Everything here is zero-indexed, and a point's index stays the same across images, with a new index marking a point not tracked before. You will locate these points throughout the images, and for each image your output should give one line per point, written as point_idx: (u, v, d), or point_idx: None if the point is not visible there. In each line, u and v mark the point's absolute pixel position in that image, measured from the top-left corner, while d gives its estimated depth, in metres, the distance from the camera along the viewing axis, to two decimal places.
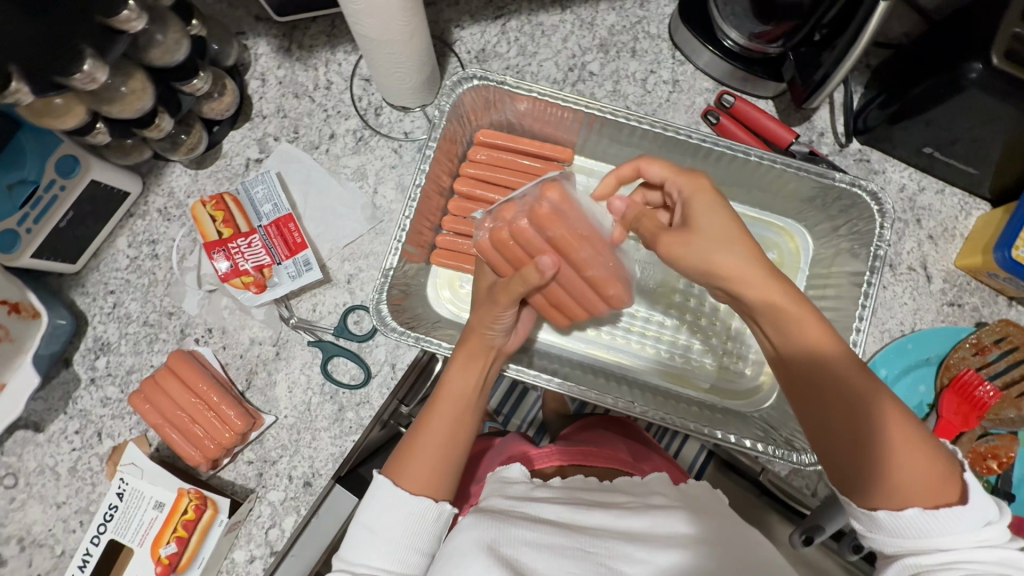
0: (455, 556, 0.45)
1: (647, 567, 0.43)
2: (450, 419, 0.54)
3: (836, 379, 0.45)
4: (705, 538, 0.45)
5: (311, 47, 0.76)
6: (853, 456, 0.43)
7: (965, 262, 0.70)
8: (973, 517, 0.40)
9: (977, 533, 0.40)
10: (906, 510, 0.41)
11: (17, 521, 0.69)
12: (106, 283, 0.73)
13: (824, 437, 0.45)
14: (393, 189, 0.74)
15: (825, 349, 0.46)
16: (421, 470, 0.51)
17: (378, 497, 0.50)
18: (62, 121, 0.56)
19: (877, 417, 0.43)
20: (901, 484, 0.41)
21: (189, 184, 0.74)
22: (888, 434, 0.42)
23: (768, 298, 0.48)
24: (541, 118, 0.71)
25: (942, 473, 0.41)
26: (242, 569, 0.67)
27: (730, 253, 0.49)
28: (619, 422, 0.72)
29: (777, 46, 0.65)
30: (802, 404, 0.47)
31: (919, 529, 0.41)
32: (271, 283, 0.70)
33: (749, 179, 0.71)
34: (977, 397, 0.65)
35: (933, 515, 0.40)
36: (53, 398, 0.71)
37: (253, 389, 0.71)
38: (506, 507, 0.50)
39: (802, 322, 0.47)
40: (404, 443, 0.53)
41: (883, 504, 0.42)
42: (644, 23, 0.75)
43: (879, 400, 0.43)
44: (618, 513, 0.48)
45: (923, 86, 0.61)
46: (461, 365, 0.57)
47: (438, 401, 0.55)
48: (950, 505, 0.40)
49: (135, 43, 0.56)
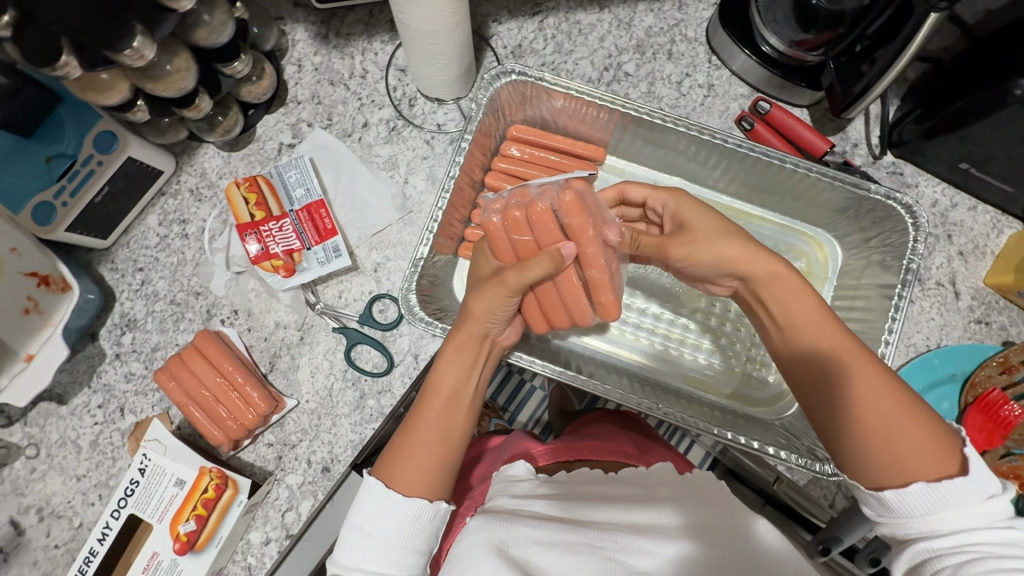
0: (463, 559, 0.45)
1: (655, 558, 0.43)
2: (441, 412, 0.53)
3: (826, 354, 0.50)
4: (706, 527, 0.45)
5: (348, 36, 0.76)
6: (851, 434, 0.46)
7: (994, 280, 0.69)
8: (973, 489, 0.40)
9: (980, 506, 0.40)
10: (911, 484, 0.42)
11: (36, 491, 0.70)
12: (135, 260, 0.74)
13: (822, 413, 0.49)
14: (423, 180, 0.74)
15: (819, 330, 0.51)
16: (414, 468, 0.50)
17: (371, 500, 0.49)
18: (107, 95, 0.56)
19: (861, 389, 0.46)
20: (899, 456, 0.43)
21: (221, 165, 0.75)
22: (881, 405, 0.45)
23: (767, 277, 0.55)
24: (575, 116, 0.71)
25: (939, 445, 0.42)
26: (258, 550, 0.68)
27: (729, 244, 0.57)
28: (624, 416, 0.72)
29: (816, 54, 0.64)
30: (804, 382, 0.51)
31: (925, 506, 0.41)
32: (300, 267, 0.70)
33: (782, 186, 0.70)
34: (1002, 416, 0.65)
35: (935, 489, 0.41)
36: (78, 371, 0.72)
37: (276, 371, 0.71)
38: (511, 506, 0.49)
39: (796, 303, 0.53)
40: (394, 445, 0.52)
41: (888, 482, 0.43)
42: (682, 26, 0.75)
43: (863, 373, 0.47)
44: (624, 506, 0.48)
45: (964, 102, 0.61)
46: (451, 356, 0.56)
47: (430, 393, 0.54)
48: (953, 478, 0.41)
49: (183, 22, 0.57)
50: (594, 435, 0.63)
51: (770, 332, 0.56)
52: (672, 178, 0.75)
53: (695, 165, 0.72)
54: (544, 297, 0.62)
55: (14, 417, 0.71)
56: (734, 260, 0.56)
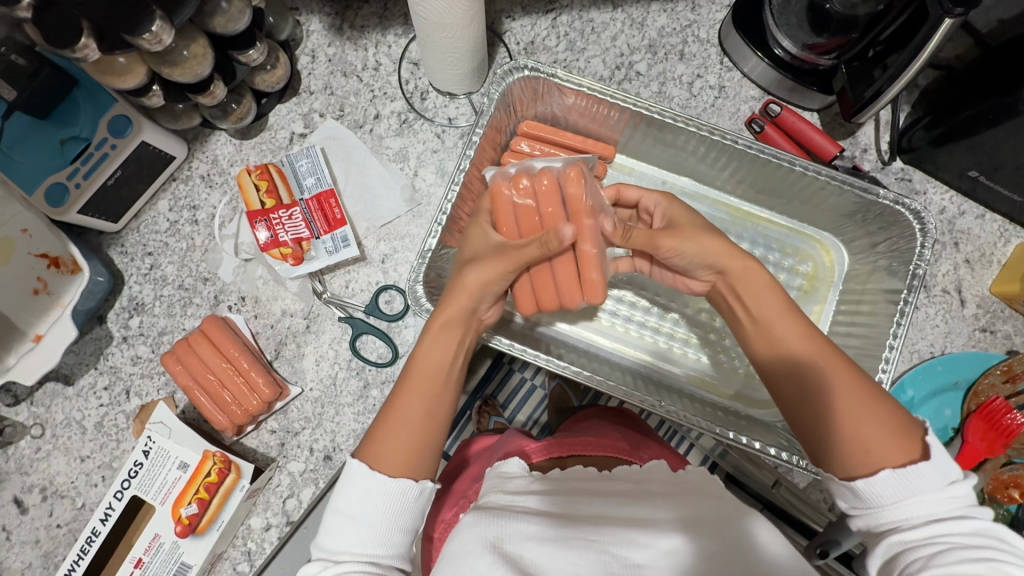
0: (458, 554, 0.45)
1: (650, 551, 0.43)
2: (422, 396, 0.52)
3: (795, 349, 0.50)
4: (700, 520, 0.45)
5: (362, 28, 0.76)
6: (823, 425, 0.47)
7: (1000, 289, 0.69)
8: (936, 474, 0.42)
9: (944, 491, 0.42)
10: (879, 471, 0.43)
11: (41, 471, 0.70)
12: (144, 245, 0.74)
13: (794, 406, 0.49)
14: (433, 173, 0.75)
15: (788, 325, 0.51)
16: (393, 449, 0.49)
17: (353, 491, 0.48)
18: (123, 79, 0.57)
19: (831, 384, 0.47)
20: (867, 445, 0.44)
21: (233, 153, 0.76)
22: (848, 396, 0.46)
23: (745, 276, 0.55)
24: (586, 113, 0.71)
25: (902, 431, 0.44)
26: (259, 535, 0.69)
27: (714, 237, 0.57)
28: (618, 412, 0.71)
29: (829, 58, 0.64)
30: (775, 375, 0.51)
31: (895, 494, 0.42)
32: (308, 256, 0.71)
33: (790, 188, 0.71)
34: (1005, 424, 0.65)
35: (902, 474, 0.42)
36: (85, 352, 0.72)
37: (281, 359, 0.72)
38: (505, 502, 0.49)
39: (767, 297, 0.53)
40: (377, 427, 0.51)
41: (858, 472, 0.44)
42: (695, 27, 0.75)
43: (830, 367, 0.48)
44: (617, 500, 0.49)
45: (974, 109, 0.61)
46: (433, 339, 0.55)
47: (410, 378, 0.54)
48: (916, 462, 0.43)
49: (202, 9, 0.57)
50: (587, 431, 0.63)
51: (740, 325, 0.55)
52: (681, 178, 0.76)
53: (705, 165, 0.72)
54: (538, 277, 0.62)
55: (20, 396, 0.71)
56: (716, 254, 0.56)
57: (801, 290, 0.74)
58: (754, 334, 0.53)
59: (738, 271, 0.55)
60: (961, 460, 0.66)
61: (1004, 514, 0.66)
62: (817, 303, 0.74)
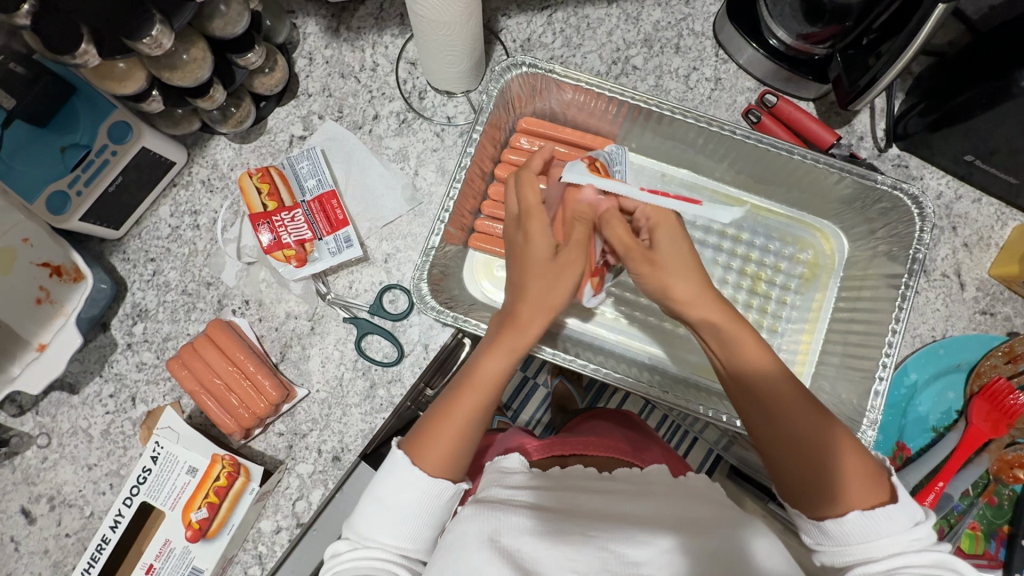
0: (456, 543, 0.45)
1: (649, 549, 0.43)
2: (475, 410, 0.52)
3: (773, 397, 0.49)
4: (691, 522, 0.45)
5: (358, 29, 0.77)
6: (801, 471, 0.47)
7: (999, 271, 0.70)
8: (903, 518, 0.44)
9: (908, 533, 0.43)
10: (847, 514, 0.44)
11: (48, 480, 0.70)
12: (146, 251, 0.74)
13: (772, 451, 0.48)
14: (433, 172, 0.75)
15: (767, 364, 0.50)
16: (442, 452, 0.50)
17: (395, 474, 0.50)
18: (124, 85, 0.58)
19: (809, 433, 0.47)
20: (842, 488, 0.45)
21: (233, 157, 0.76)
22: (827, 442, 0.47)
23: (713, 319, 0.52)
24: (584, 109, 0.72)
25: (873, 476, 0.45)
26: (269, 538, 0.69)
27: (686, 279, 0.52)
28: (621, 414, 0.71)
29: (824, 47, 0.65)
30: (748, 418, 0.50)
31: (865, 532, 0.44)
32: (312, 258, 0.71)
33: (788, 177, 0.71)
34: (1008, 404, 0.65)
35: (869, 516, 0.44)
36: (90, 360, 0.72)
37: (287, 361, 0.72)
38: (506, 496, 0.49)
39: (741, 343, 0.51)
40: (424, 424, 0.52)
41: (829, 512, 0.45)
42: (689, 20, 0.76)
43: (809, 415, 0.48)
44: (616, 497, 0.49)
45: (965, 96, 0.63)
46: (501, 348, 0.53)
47: (469, 389, 0.52)
48: (884, 505, 0.44)
49: (200, 12, 0.57)
50: (588, 432, 0.63)
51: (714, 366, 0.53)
52: (680, 170, 0.76)
53: (703, 157, 0.73)
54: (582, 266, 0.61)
55: (26, 406, 0.71)
56: (702, 287, 0.52)
57: (802, 277, 0.75)
58: (731, 378, 0.51)
59: (704, 315, 0.52)
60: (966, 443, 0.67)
61: (1009, 494, 0.68)
62: (819, 291, 0.74)
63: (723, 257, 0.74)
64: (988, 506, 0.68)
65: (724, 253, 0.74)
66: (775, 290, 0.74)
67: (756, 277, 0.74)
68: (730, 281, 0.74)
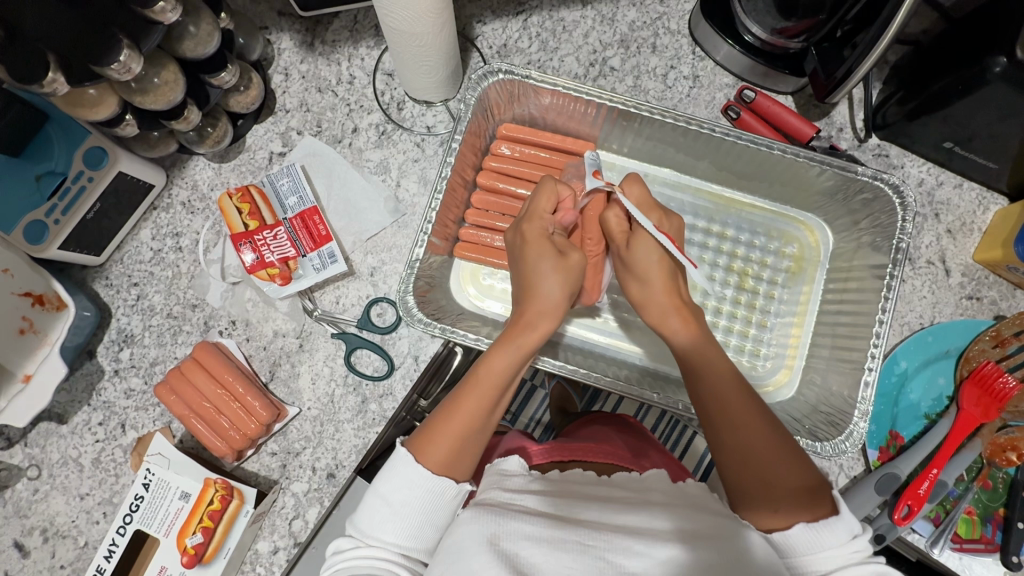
0: (452, 553, 0.45)
1: (647, 559, 0.43)
2: (480, 407, 0.52)
3: (735, 407, 0.50)
4: (698, 530, 0.45)
5: (333, 42, 0.76)
6: (754, 482, 0.48)
7: (983, 256, 0.70)
8: (843, 531, 0.45)
9: (847, 546, 0.45)
10: (793, 526, 0.46)
11: (39, 512, 0.69)
12: (129, 276, 0.73)
13: (729, 461, 0.49)
14: (415, 182, 0.75)
15: (726, 369, 0.53)
16: (444, 450, 0.51)
17: (400, 472, 0.50)
18: (95, 111, 0.57)
19: (763, 443, 0.49)
20: (788, 500, 0.47)
21: (213, 176, 0.75)
22: (780, 453, 0.48)
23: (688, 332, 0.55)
24: (564, 112, 0.71)
25: (818, 491, 0.47)
26: (266, 560, 0.68)
27: (657, 288, 0.56)
28: (617, 419, 0.71)
29: (798, 41, 0.65)
30: (710, 427, 0.51)
31: (806, 544, 0.45)
32: (296, 275, 0.70)
33: (770, 171, 0.71)
34: (999, 389, 0.65)
35: (814, 529, 0.45)
36: (77, 389, 0.71)
37: (277, 380, 0.71)
38: (505, 500, 0.48)
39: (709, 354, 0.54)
40: (429, 420, 0.53)
41: (775, 524, 0.47)
42: (665, 19, 0.76)
43: (764, 427, 0.50)
44: (615, 506, 0.48)
45: (942, 83, 0.62)
46: (505, 347, 0.54)
47: (474, 384, 0.53)
48: (828, 518, 0.45)
49: (170, 34, 0.58)
50: (587, 437, 0.62)
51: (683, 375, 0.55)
52: (662, 169, 0.76)
53: (683, 155, 0.73)
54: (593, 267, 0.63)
55: (14, 438, 0.70)
56: (669, 296, 0.56)
57: (788, 271, 0.75)
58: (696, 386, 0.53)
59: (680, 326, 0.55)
60: (959, 430, 0.66)
61: (1003, 477, 0.68)
62: (806, 284, 0.74)
63: (709, 254, 0.74)
64: (983, 490, 0.68)
65: (710, 250, 0.75)
66: (763, 285, 0.74)
67: (743, 272, 0.74)
68: (717, 278, 0.74)
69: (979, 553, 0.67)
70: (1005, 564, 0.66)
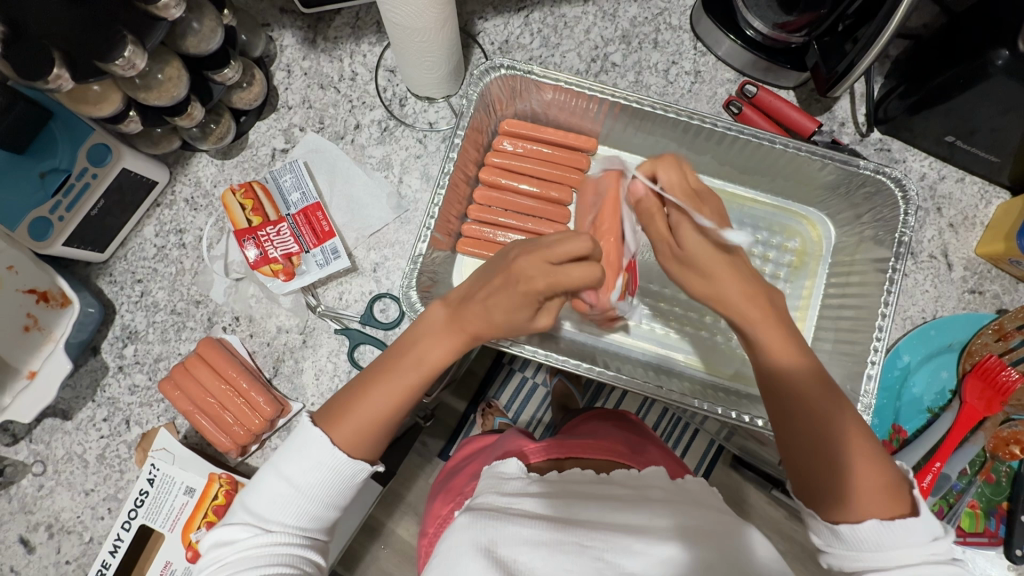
0: (450, 555, 0.45)
1: (647, 560, 0.43)
2: (392, 389, 0.51)
3: (805, 397, 0.48)
4: (698, 528, 0.45)
5: (335, 39, 0.76)
6: (834, 475, 0.46)
7: (986, 250, 0.70)
8: (923, 530, 0.43)
9: (927, 548, 0.42)
10: (864, 521, 0.44)
11: (45, 508, 0.70)
12: (133, 272, 0.74)
13: (800, 450, 0.48)
14: (417, 178, 0.75)
15: (802, 359, 0.49)
16: (351, 426, 0.50)
17: (309, 450, 0.49)
18: (99, 108, 0.57)
19: (841, 439, 0.47)
20: (859, 496, 0.45)
21: (215, 173, 0.75)
22: (854, 448, 0.46)
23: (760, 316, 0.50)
24: (566, 108, 0.71)
25: (893, 490, 0.45)
26: None
27: (720, 273, 0.51)
28: (618, 415, 0.71)
29: (800, 36, 0.65)
30: (782, 417, 0.49)
31: (877, 541, 0.43)
32: (299, 271, 0.71)
33: (772, 166, 0.71)
34: (1001, 381, 0.65)
35: (886, 526, 0.43)
36: (81, 385, 0.71)
37: (280, 376, 0.71)
38: (502, 504, 0.48)
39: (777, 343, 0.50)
40: (344, 396, 0.52)
41: (843, 517, 0.45)
42: (666, 14, 0.76)
43: (843, 421, 0.47)
44: (614, 505, 0.48)
45: (945, 77, 0.61)
46: (439, 334, 0.53)
47: (397, 365, 0.52)
48: (904, 517, 0.44)
49: (173, 31, 0.58)
50: (587, 435, 0.62)
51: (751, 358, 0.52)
52: None
53: (685, 150, 0.73)
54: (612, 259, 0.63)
55: (19, 434, 0.70)
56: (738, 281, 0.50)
57: (791, 266, 0.75)
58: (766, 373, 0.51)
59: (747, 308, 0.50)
60: (963, 421, 0.66)
61: (1006, 470, 0.68)
62: (808, 278, 0.75)
63: None
64: (987, 484, 0.68)
65: None
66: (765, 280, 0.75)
67: None
68: None
69: (982, 546, 0.67)
70: (1009, 557, 0.66)
